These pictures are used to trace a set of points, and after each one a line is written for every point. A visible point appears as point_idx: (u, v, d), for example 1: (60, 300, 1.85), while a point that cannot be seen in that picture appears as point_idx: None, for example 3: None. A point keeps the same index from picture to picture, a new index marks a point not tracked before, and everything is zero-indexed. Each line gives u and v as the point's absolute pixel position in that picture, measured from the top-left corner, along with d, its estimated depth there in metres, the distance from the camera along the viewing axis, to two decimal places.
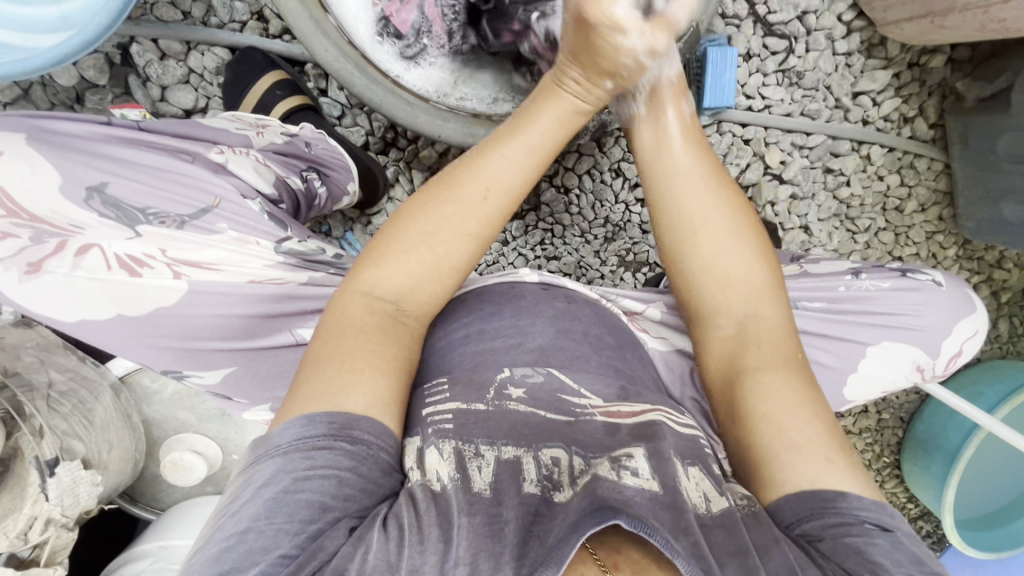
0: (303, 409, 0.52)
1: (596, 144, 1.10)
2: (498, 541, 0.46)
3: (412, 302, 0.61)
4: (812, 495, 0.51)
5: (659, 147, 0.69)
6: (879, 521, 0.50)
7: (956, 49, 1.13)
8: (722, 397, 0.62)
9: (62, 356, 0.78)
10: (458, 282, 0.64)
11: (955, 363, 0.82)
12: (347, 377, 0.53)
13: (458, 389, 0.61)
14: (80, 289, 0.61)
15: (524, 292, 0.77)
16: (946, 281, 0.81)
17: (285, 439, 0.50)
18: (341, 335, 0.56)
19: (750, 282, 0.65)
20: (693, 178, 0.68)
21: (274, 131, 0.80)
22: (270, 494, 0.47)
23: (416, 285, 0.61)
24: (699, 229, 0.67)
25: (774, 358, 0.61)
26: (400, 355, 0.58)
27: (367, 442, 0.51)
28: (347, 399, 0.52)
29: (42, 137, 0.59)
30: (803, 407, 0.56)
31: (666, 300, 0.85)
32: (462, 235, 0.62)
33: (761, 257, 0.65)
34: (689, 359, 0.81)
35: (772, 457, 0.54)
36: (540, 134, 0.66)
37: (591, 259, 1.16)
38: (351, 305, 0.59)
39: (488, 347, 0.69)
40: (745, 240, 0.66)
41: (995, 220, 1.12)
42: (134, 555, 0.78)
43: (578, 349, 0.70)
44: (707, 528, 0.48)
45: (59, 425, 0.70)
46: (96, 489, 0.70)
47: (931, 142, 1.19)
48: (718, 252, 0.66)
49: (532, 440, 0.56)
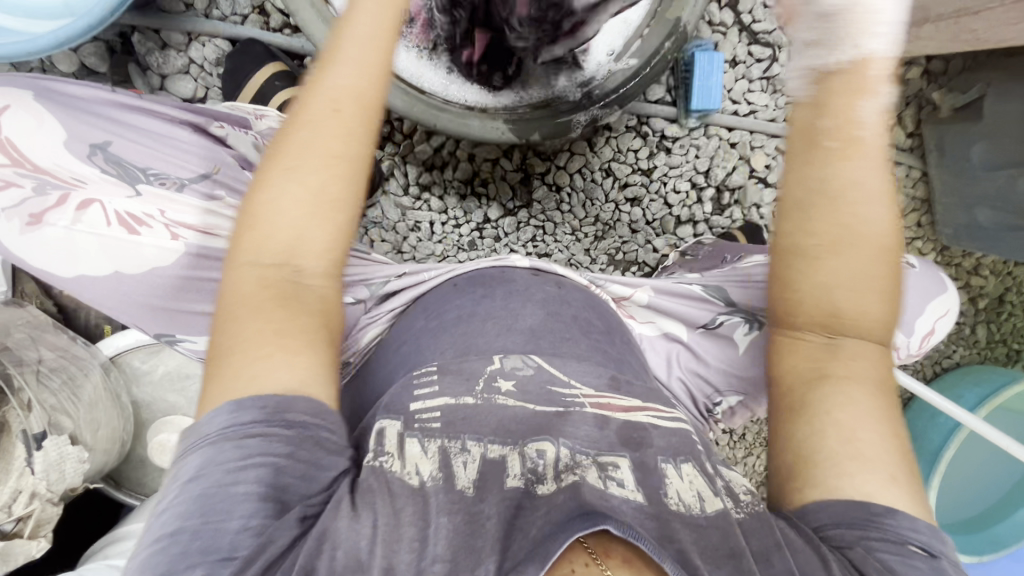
0: (230, 392, 0.50)
1: (588, 144, 1.13)
2: (478, 537, 0.47)
3: (308, 256, 0.56)
4: (857, 507, 0.50)
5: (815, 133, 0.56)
6: (926, 545, 0.49)
7: (931, 62, 1.19)
8: (787, 396, 0.58)
9: (52, 334, 0.78)
10: (348, 217, 0.58)
11: (928, 341, 0.84)
12: (255, 370, 0.51)
13: (445, 381, 0.62)
14: (77, 246, 0.60)
15: (514, 277, 0.78)
16: (919, 264, 0.85)
17: (214, 428, 0.49)
18: (236, 320, 0.53)
19: (866, 315, 0.57)
20: (856, 196, 0.56)
21: (272, 120, 0.81)
22: (193, 493, 0.46)
23: (302, 238, 0.56)
24: (836, 247, 0.56)
25: (854, 366, 0.57)
26: (313, 322, 0.55)
27: (304, 425, 0.50)
28: (264, 381, 0.51)
29: (52, 98, 0.63)
30: (883, 429, 0.54)
31: (654, 285, 0.87)
32: (332, 164, 0.56)
33: (882, 277, 0.57)
34: (677, 343, 0.85)
35: (824, 465, 0.53)
36: (373, 39, 0.58)
37: (581, 257, 1.19)
38: (246, 278, 0.54)
39: (477, 328, 0.70)
40: (874, 258, 0.57)
41: (972, 225, 1.17)
42: (117, 536, 0.79)
43: (567, 331, 0.71)
44: (703, 530, 0.49)
45: (48, 400, 0.69)
46: (83, 467, 0.70)
47: (909, 150, 1.24)
48: (842, 278, 0.57)
49: (517, 440, 0.56)
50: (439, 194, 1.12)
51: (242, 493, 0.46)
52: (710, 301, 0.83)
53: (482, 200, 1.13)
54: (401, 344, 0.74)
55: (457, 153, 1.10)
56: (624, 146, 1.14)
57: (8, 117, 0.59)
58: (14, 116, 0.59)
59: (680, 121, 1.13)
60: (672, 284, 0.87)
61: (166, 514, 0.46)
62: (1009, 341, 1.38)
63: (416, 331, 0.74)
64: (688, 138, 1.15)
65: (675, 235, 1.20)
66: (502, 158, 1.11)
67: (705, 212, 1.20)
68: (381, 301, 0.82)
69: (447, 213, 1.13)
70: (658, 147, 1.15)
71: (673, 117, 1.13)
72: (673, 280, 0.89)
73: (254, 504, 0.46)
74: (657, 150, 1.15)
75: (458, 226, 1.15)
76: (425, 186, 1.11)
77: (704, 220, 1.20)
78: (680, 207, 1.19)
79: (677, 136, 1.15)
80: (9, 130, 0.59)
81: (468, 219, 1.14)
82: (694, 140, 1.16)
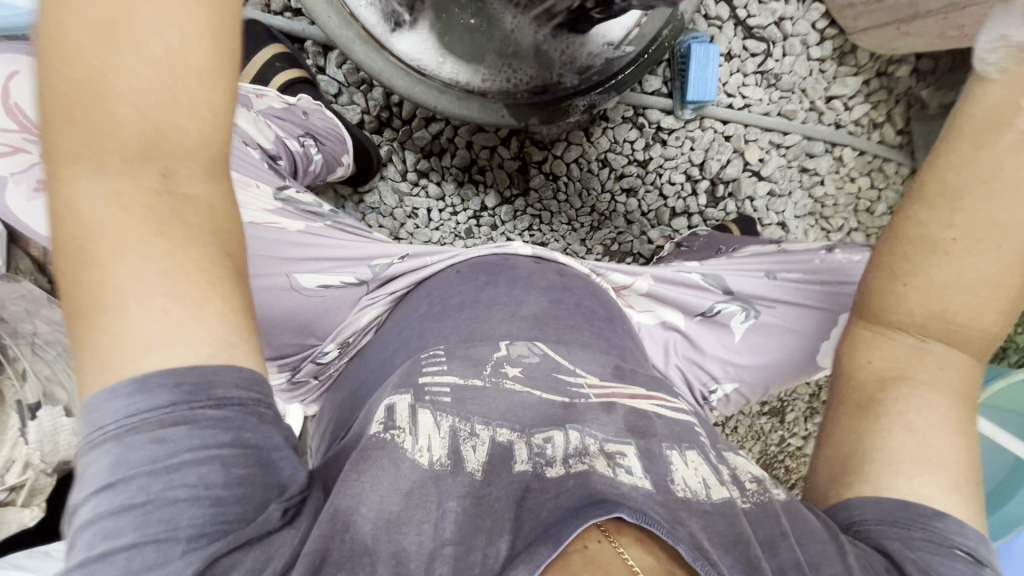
0: (115, 362, 0.40)
1: (585, 134, 1.15)
2: (487, 517, 0.49)
3: (184, 182, 0.44)
4: (906, 506, 0.52)
5: (984, 121, 0.54)
6: (972, 550, 0.51)
7: (921, 59, 1.20)
8: (864, 387, 0.59)
9: (49, 309, 0.73)
10: (211, 93, 0.43)
11: None
12: (149, 331, 0.41)
13: (454, 362, 0.63)
14: None
15: (518, 264, 0.79)
16: None
17: (109, 419, 0.40)
18: (100, 266, 0.41)
19: (976, 325, 0.56)
20: (1016, 194, 0.53)
21: (272, 99, 0.84)
22: (119, 500, 0.39)
23: (155, 135, 0.42)
24: (974, 245, 0.55)
25: (939, 371, 0.57)
26: (207, 251, 0.44)
27: (241, 401, 0.43)
28: (165, 355, 0.41)
29: None
30: (957, 441, 0.55)
31: (655, 275, 0.87)
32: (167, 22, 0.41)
33: (1010, 287, 0.55)
34: (675, 331, 0.87)
35: (882, 461, 0.55)
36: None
37: (577, 246, 1.20)
38: (97, 204, 0.41)
39: (481, 313, 0.71)
40: (1008, 265, 0.55)
41: None
42: None
43: (570, 318, 0.72)
44: (709, 516, 0.50)
45: (43, 370, 0.71)
46: (78, 440, 0.72)
47: (899, 147, 1.27)
48: (969, 278, 0.55)
49: (525, 427, 0.57)
50: (437, 181, 1.12)
51: (183, 498, 0.41)
52: (709, 291, 0.85)
53: (478, 187, 1.14)
54: (403, 327, 0.75)
55: (456, 140, 1.10)
56: (621, 137, 1.16)
57: (16, 86, 0.68)
58: (22, 83, 0.69)
59: (676, 113, 1.15)
60: (672, 272, 0.87)
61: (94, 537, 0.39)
62: None
63: (419, 316, 0.74)
64: (683, 130, 1.17)
65: (670, 226, 1.22)
66: (500, 146, 1.12)
67: (699, 204, 1.22)
68: (381, 284, 0.80)
69: (444, 200, 1.14)
70: (653, 139, 1.17)
71: (669, 109, 1.15)
72: (672, 267, 0.89)
73: (203, 509, 0.41)
74: (652, 141, 1.17)
75: (455, 214, 1.15)
76: (423, 172, 1.12)
77: (699, 212, 1.22)
78: (675, 199, 1.21)
79: (673, 128, 1.17)
80: (17, 98, 0.68)
81: (465, 206, 1.15)
82: (689, 132, 1.18)
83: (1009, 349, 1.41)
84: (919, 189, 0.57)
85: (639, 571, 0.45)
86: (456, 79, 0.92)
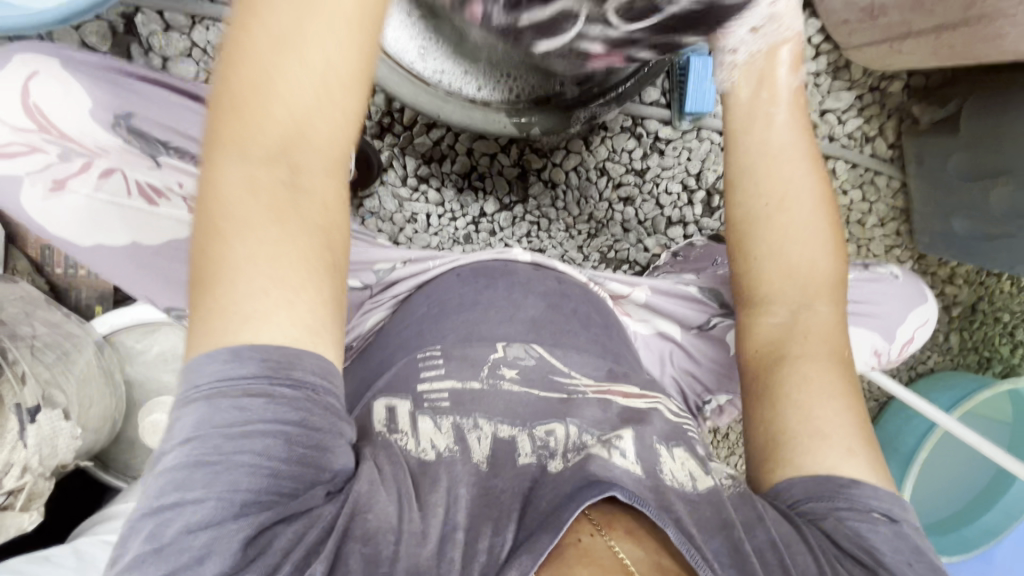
0: (221, 331, 0.45)
1: (584, 143, 1.16)
2: (495, 507, 0.51)
3: (304, 178, 0.48)
4: (824, 479, 0.58)
5: (755, 109, 0.69)
6: (888, 511, 0.57)
7: (913, 76, 1.24)
8: (755, 365, 0.68)
9: (46, 310, 0.77)
10: (352, 111, 0.50)
11: (908, 349, 0.88)
12: (250, 309, 0.45)
13: (452, 366, 0.65)
14: (100, 212, 0.64)
15: (517, 270, 0.79)
16: (902, 275, 0.89)
17: (203, 380, 0.44)
18: (225, 240, 0.45)
19: (810, 278, 0.68)
20: (785, 162, 0.69)
21: None
22: (192, 454, 0.43)
23: (298, 138, 0.48)
24: (776, 213, 0.68)
25: (812, 338, 0.66)
26: (311, 242, 0.47)
27: (312, 385, 0.46)
28: (259, 330, 0.45)
29: (72, 60, 0.61)
30: (844, 402, 0.62)
31: (652, 286, 0.89)
32: (331, 39, 0.47)
33: (827, 243, 0.69)
34: (670, 343, 0.89)
35: (795, 440, 0.60)
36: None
37: (574, 253, 1.21)
38: (232, 185, 0.46)
39: (481, 317, 0.72)
40: (822, 231, 0.69)
41: (947, 233, 1.23)
42: (107, 516, 0.79)
43: (568, 323, 0.74)
44: (696, 504, 0.53)
45: (43, 373, 0.69)
46: (75, 442, 0.70)
47: (889, 160, 1.30)
48: (786, 244, 0.68)
49: (525, 420, 0.60)
50: (437, 186, 1.13)
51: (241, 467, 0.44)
52: (708, 305, 0.86)
53: (478, 194, 1.15)
54: (403, 327, 0.75)
55: (456, 147, 1.11)
56: (619, 146, 1.17)
57: (36, 84, 0.59)
58: (44, 82, 0.59)
59: (674, 124, 1.16)
60: (670, 284, 0.89)
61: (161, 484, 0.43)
62: (979, 349, 1.44)
63: (419, 317, 0.75)
64: (681, 141, 1.19)
65: (666, 235, 1.23)
66: (500, 153, 1.13)
67: (694, 213, 1.22)
68: (386, 287, 0.82)
69: (444, 206, 1.15)
70: (651, 148, 1.18)
71: (667, 119, 1.17)
72: (670, 280, 0.91)
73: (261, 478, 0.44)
74: (650, 151, 1.19)
75: (454, 220, 1.16)
76: (423, 178, 1.12)
77: (694, 221, 1.23)
78: (671, 208, 1.22)
79: (671, 138, 1.18)
80: (39, 97, 0.59)
81: (464, 212, 1.16)
82: (687, 143, 1.19)
83: (993, 360, 1.44)
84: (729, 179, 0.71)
85: (629, 565, 0.48)
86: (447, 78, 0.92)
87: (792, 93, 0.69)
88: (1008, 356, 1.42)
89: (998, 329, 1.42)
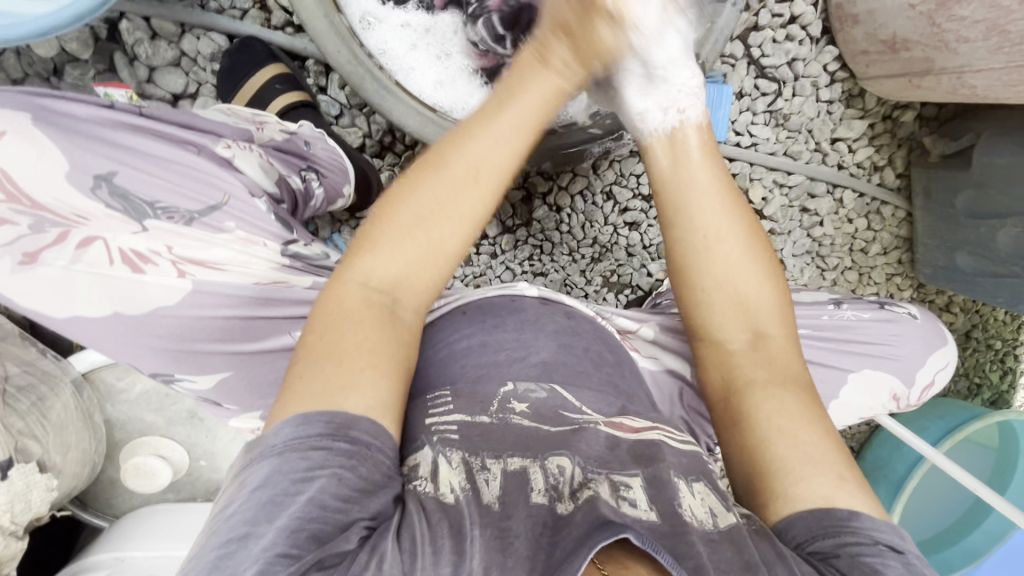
0: (305, 404, 0.48)
1: (591, 166, 1.12)
2: (509, 555, 0.44)
3: (408, 290, 0.57)
4: (824, 514, 0.50)
5: (669, 161, 0.70)
6: (892, 543, 0.48)
7: (925, 106, 1.19)
8: (722, 409, 0.63)
9: (19, 348, 0.78)
10: (455, 267, 0.60)
11: (928, 392, 0.86)
12: (345, 383, 0.49)
13: (462, 401, 0.59)
14: (78, 283, 0.59)
15: (524, 306, 0.73)
16: (921, 316, 0.87)
17: (280, 440, 0.46)
18: (339, 331, 0.52)
19: (757, 303, 0.66)
20: (707, 195, 0.67)
21: (272, 129, 0.76)
22: (260, 501, 0.43)
23: (408, 270, 0.57)
24: (711, 243, 0.66)
25: (776, 371, 0.62)
26: (399, 352, 0.54)
27: (366, 443, 0.47)
28: (349, 398, 0.48)
29: (47, 117, 0.56)
30: (816, 428, 0.56)
31: (661, 323, 0.84)
32: (457, 220, 0.58)
33: (763, 260, 0.67)
34: (682, 380, 0.80)
35: (777, 475, 0.54)
36: (530, 111, 0.62)
37: (577, 278, 1.18)
38: (347, 297, 0.54)
39: (491, 361, 0.65)
40: (756, 254, 0.67)
41: (950, 267, 1.18)
42: (84, 566, 0.76)
43: (579, 364, 0.67)
44: (716, 543, 0.46)
45: (16, 424, 0.67)
46: (49, 496, 0.68)
47: (897, 190, 1.26)
48: (728, 273, 0.66)
49: (538, 451, 0.54)
50: None
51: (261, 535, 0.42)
52: None
53: None
54: None
55: None
56: (627, 171, 1.13)
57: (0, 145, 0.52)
58: (10, 144, 0.53)
59: None
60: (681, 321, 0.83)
61: (227, 520, 0.44)
62: (970, 375, 1.39)
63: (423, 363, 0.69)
64: None
65: None
66: None
67: None
68: None
69: None
70: None
71: None
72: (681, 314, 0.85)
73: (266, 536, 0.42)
74: None
75: None
76: None
77: None
78: None
79: None
80: (5, 161, 0.53)
81: None
82: None
83: (982, 387, 1.39)
84: (666, 221, 0.69)
85: None
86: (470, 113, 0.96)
87: (706, 143, 0.70)
88: (998, 383, 1.37)
89: (990, 355, 1.37)
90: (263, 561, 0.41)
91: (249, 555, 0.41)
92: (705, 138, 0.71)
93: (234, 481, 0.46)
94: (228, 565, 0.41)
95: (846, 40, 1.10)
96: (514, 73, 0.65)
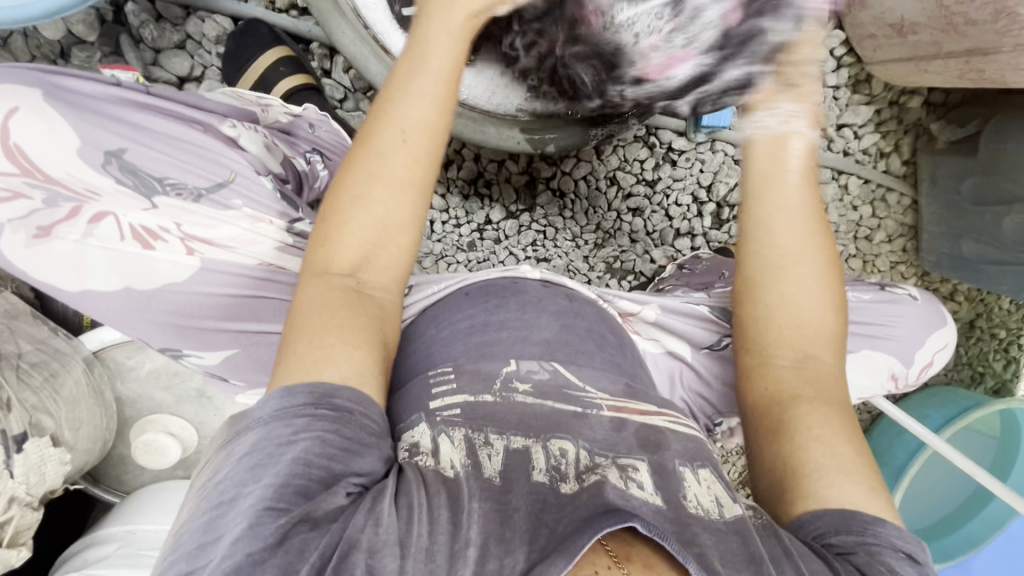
0: (286, 379, 0.49)
1: (594, 151, 1.13)
2: (509, 527, 0.45)
3: (372, 268, 0.57)
4: (849, 515, 0.51)
5: (771, 172, 0.64)
6: (912, 553, 0.50)
7: (932, 92, 1.18)
8: (762, 412, 0.61)
9: (30, 325, 0.79)
10: (414, 238, 0.59)
11: (926, 372, 0.87)
12: (318, 359, 0.50)
13: (464, 379, 0.60)
14: (90, 257, 0.60)
15: (526, 287, 0.73)
16: (920, 296, 0.87)
17: (267, 410, 0.47)
18: (305, 316, 0.53)
19: (818, 335, 0.63)
20: (797, 222, 0.63)
21: (278, 111, 0.78)
22: (248, 464, 0.45)
23: (369, 250, 0.57)
24: (786, 268, 0.63)
25: (826, 391, 0.60)
26: (368, 331, 0.54)
27: (348, 409, 0.48)
28: (323, 372, 0.49)
29: (57, 94, 0.56)
30: (855, 445, 0.56)
31: (662, 303, 0.82)
32: (401, 186, 0.58)
33: (835, 292, 0.64)
34: (680, 361, 0.81)
35: (809, 475, 0.54)
36: (440, 56, 0.60)
37: (580, 263, 1.18)
38: (313, 284, 0.55)
39: (493, 339, 0.66)
40: (825, 270, 0.64)
41: (954, 254, 1.17)
42: (98, 539, 0.78)
43: (582, 344, 0.68)
44: (723, 534, 0.47)
45: (28, 399, 0.69)
46: (63, 468, 0.71)
47: (903, 177, 1.25)
48: (798, 299, 0.63)
49: (540, 432, 0.55)
50: (443, 193, 1.13)
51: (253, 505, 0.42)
52: (720, 324, 0.79)
53: (484, 200, 1.15)
54: (409, 352, 0.71)
55: (463, 152, 1.12)
56: (630, 156, 1.14)
57: (16, 121, 0.52)
58: (25, 121, 0.53)
59: (688, 136, 1.12)
60: (679, 302, 0.82)
61: (219, 486, 0.45)
62: (972, 364, 1.38)
63: (426, 340, 0.70)
64: (694, 152, 1.14)
65: (673, 246, 1.18)
66: (508, 160, 1.13)
67: (703, 226, 1.18)
68: None
69: (448, 212, 1.15)
70: (663, 159, 1.15)
71: (681, 130, 1.13)
72: (679, 297, 0.84)
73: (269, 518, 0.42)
74: (662, 161, 1.15)
75: (459, 226, 1.15)
76: None
77: (703, 233, 1.18)
78: (681, 220, 1.17)
79: (684, 149, 1.14)
80: (20, 138, 0.53)
81: (470, 219, 1.15)
82: (700, 155, 1.14)
83: (986, 375, 1.37)
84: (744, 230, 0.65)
85: None
86: (482, 96, 0.97)
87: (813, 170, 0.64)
88: (1001, 372, 1.35)
89: (993, 345, 1.35)
90: (251, 515, 0.42)
91: (238, 513, 0.42)
92: (810, 163, 0.64)
93: (223, 452, 0.48)
94: (220, 525, 0.43)
95: (853, 24, 1.09)
96: (423, 14, 0.63)
